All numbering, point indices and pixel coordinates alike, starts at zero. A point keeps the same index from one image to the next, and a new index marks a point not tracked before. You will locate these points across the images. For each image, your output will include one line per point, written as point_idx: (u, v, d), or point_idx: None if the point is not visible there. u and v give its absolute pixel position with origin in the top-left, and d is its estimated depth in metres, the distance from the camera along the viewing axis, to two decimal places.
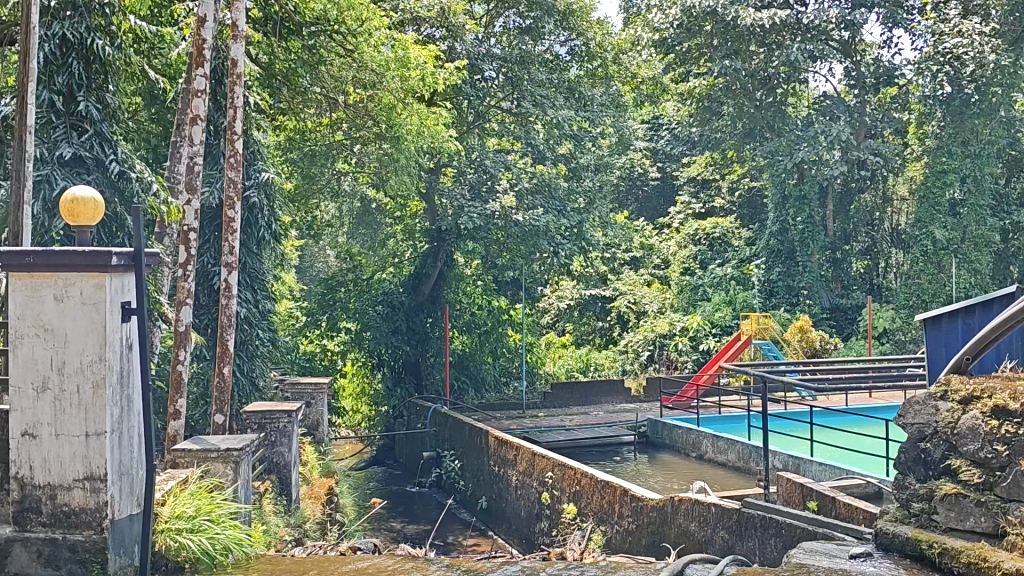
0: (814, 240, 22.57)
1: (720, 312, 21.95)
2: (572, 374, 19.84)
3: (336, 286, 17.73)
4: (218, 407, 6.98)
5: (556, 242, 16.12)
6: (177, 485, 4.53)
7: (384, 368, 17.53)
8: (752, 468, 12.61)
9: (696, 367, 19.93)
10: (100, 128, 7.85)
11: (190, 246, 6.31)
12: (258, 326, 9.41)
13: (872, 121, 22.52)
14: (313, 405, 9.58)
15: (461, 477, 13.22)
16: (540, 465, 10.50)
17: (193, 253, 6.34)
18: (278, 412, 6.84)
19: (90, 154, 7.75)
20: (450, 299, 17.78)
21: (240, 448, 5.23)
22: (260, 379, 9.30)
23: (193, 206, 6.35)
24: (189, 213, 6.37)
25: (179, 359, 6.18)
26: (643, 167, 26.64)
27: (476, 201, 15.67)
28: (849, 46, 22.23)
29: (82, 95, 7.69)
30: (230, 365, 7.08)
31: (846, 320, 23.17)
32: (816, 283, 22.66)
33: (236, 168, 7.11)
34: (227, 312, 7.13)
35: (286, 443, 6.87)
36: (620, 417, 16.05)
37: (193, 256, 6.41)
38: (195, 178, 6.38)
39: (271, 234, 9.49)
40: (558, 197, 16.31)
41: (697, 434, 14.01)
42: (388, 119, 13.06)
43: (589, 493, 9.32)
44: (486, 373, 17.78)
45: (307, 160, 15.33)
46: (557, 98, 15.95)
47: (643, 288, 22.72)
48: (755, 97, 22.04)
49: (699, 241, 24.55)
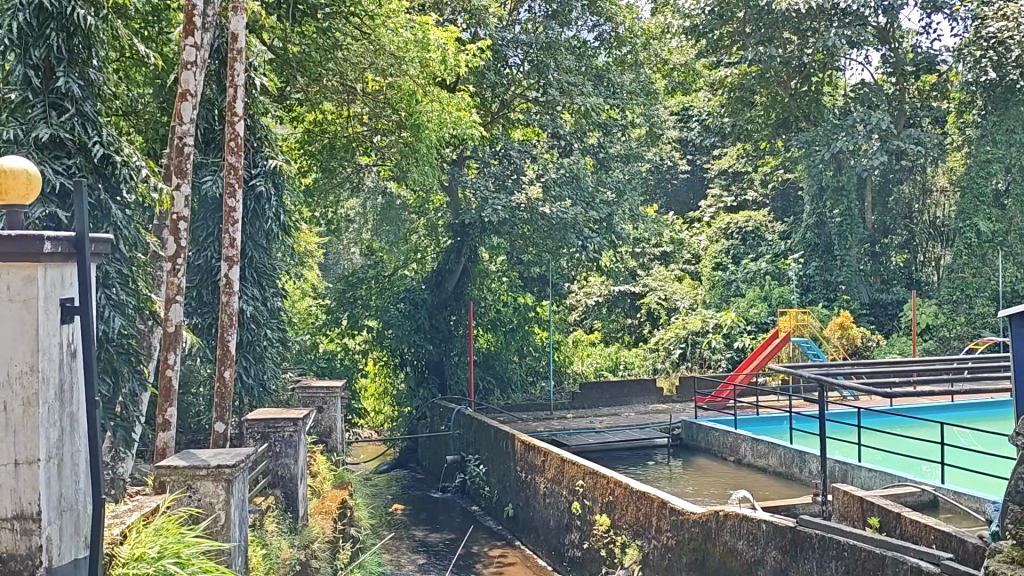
0: (854, 234, 21.69)
1: (755, 308, 20.75)
2: (601, 373, 19.13)
3: (356, 283, 17.11)
4: (219, 415, 6.33)
5: (584, 237, 15.35)
6: (140, 520, 3.87)
7: (406, 367, 16.94)
8: (795, 473, 11.93)
9: (731, 366, 19.17)
10: (84, 107, 6.49)
11: (182, 239, 5.70)
12: (266, 326, 8.81)
13: (911, 109, 21.88)
14: (325, 411, 8.95)
15: (486, 482, 12.58)
16: (569, 472, 9.81)
17: (184, 244, 5.74)
18: (282, 421, 6.16)
19: (71, 135, 6.38)
20: (474, 296, 17.16)
21: (233, 465, 4.62)
22: (270, 381, 8.72)
23: (183, 193, 5.73)
24: (179, 201, 5.75)
25: (169, 363, 5.54)
26: (672, 160, 25.97)
27: (500, 193, 14.98)
28: (887, 33, 21.41)
29: (62, 69, 6.39)
30: (231, 369, 6.40)
31: (886, 316, 22.30)
32: (855, 278, 21.79)
33: (236, 152, 6.41)
34: (229, 310, 6.47)
35: (292, 454, 6.23)
36: (653, 419, 15.32)
37: (184, 248, 5.79)
38: (184, 161, 5.74)
39: (280, 226, 8.84)
40: (586, 188, 15.57)
41: (735, 437, 13.30)
42: (407, 106, 12.39)
43: (623, 503, 8.63)
44: (512, 373, 17.12)
45: (328, 153, 14.81)
46: (586, 85, 15.08)
47: (674, 284, 22.12)
48: (790, 87, 21.48)
49: (731, 235, 23.81)
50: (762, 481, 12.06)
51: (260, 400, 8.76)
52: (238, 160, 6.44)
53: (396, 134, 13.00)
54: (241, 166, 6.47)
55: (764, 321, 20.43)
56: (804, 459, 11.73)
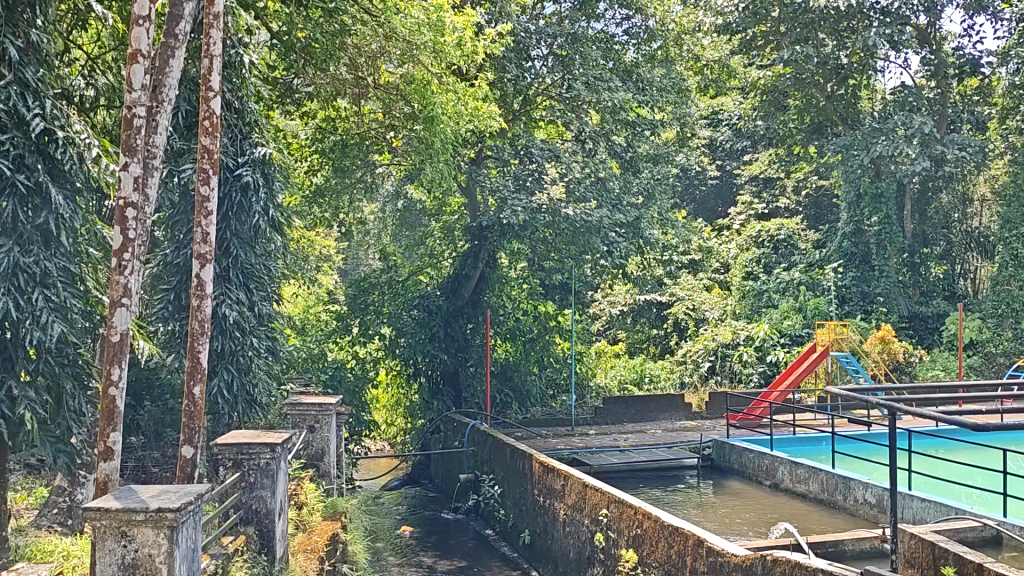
0: (892, 243, 20.55)
1: (789, 320, 19.71)
2: (625, 386, 18.05)
3: (368, 288, 16.03)
4: (186, 437, 5.45)
5: (610, 241, 14.37)
6: None
7: (420, 378, 15.97)
8: (839, 502, 10.94)
9: (763, 381, 18.15)
10: (24, 75, 5.53)
11: (132, 228, 4.89)
12: (253, 333, 7.95)
13: (953, 112, 20.58)
14: (317, 430, 7.93)
15: (501, 505, 11.63)
16: (592, 499, 8.85)
17: (132, 236, 4.91)
18: (258, 446, 5.23)
19: (6, 106, 5.38)
20: (492, 303, 16.20)
21: (175, 510, 3.73)
22: (259, 396, 7.90)
23: (131, 173, 4.93)
24: (126, 184, 4.95)
25: (112, 379, 4.81)
26: (700, 165, 24.95)
27: (520, 193, 13.95)
28: (927, 34, 20.44)
29: None
30: (202, 385, 5.49)
31: (926, 331, 21.21)
32: (893, 289, 20.64)
33: (210, 133, 5.52)
34: (201, 315, 5.54)
35: (269, 486, 5.29)
36: (681, 437, 14.26)
37: (135, 241, 5.00)
38: (134, 136, 4.94)
39: (271, 222, 7.99)
40: (612, 190, 14.62)
41: (772, 459, 12.29)
42: (421, 99, 11.51)
43: (653, 538, 7.67)
44: (532, 385, 16.19)
45: (340, 150, 14.15)
46: (613, 80, 14.13)
47: (703, 294, 21.13)
48: (827, 90, 20.36)
49: (762, 244, 22.68)
50: (803, 509, 11.06)
51: (248, 416, 7.91)
52: (213, 142, 5.55)
53: (409, 128, 12.12)
54: (216, 150, 5.59)
55: (799, 334, 19.36)
56: (849, 486, 10.75)
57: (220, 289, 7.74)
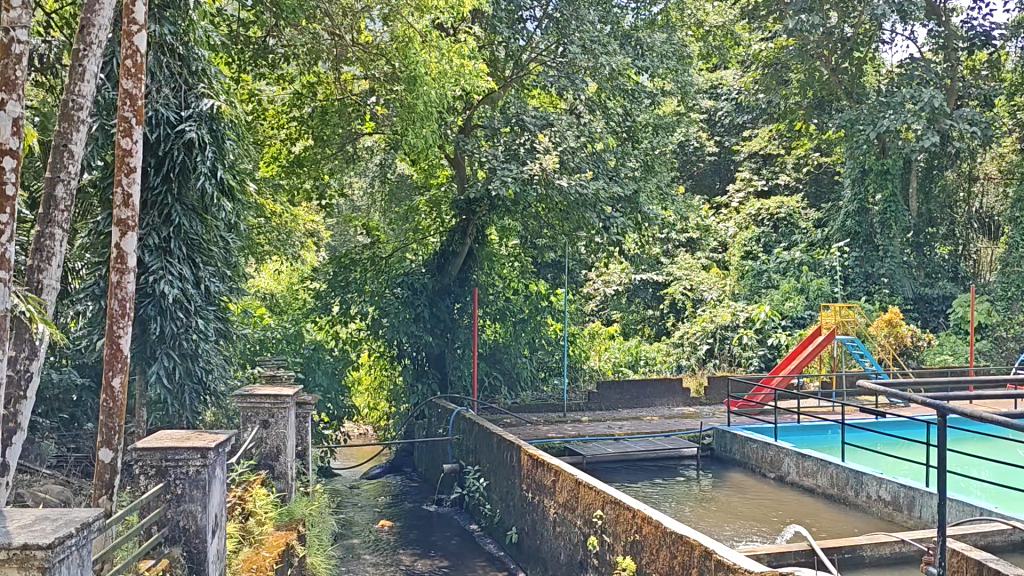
0: (898, 222, 19.70)
1: (791, 301, 18.67)
2: (620, 369, 17.13)
3: (349, 265, 15.09)
4: (104, 439, 4.60)
5: (607, 216, 13.25)
6: None
7: (404, 360, 14.95)
8: (850, 498, 10.13)
9: (763, 365, 17.33)
10: None
11: (10, 182, 3.86)
12: (200, 314, 7.28)
13: (963, 87, 19.66)
14: (272, 426, 7.04)
15: (487, 499, 10.79)
16: (585, 499, 8.00)
17: (9, 192, 3.87)
18: (186, 451, 4.37)
19: None
20: (480, 282, 15.18)
21: (46, 548, 2.86)
22: (202, 372, 7.30)
23: (9, 114, 3.93)
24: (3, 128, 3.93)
25: None
26: (699, 141, 23.99)
27: (511, 162, 12.93)
28: (935, 5, 19.24)
29: None
30: (122, 376, 4.62)
31: (931, 313, 20.31)
32: (899, 270, 19.78)
33: (133, 75, 4.66)
34: (122, 293, 4.68)
35: (199, 499, 4.44)
36: (679, 425, 13.37)
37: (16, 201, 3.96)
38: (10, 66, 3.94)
39: (219, 185, 7.17)
40: (608, 162, 13.69)
41: (776, 451, 11.48)
42: (402, 56, 10.63)
43: (652, 546, 6.79)
44: (522, 369, 15.28)
45: (320, 118, 13.21)
46: (611, 43, 13.15)
47: (702, 274, 20.21)
48: (831, 63, 19.38)
49: (762, 222, 21.82)
50: (811, 505, 10.24)
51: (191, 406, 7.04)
52: (137, 86, 4.69)
53: (391, 91, 11.18)
54: (141, 95, 4.72)
55: (801, 317, 18.39)
56: (860, 481, 9.96)
57: (161, 263, 6.96)
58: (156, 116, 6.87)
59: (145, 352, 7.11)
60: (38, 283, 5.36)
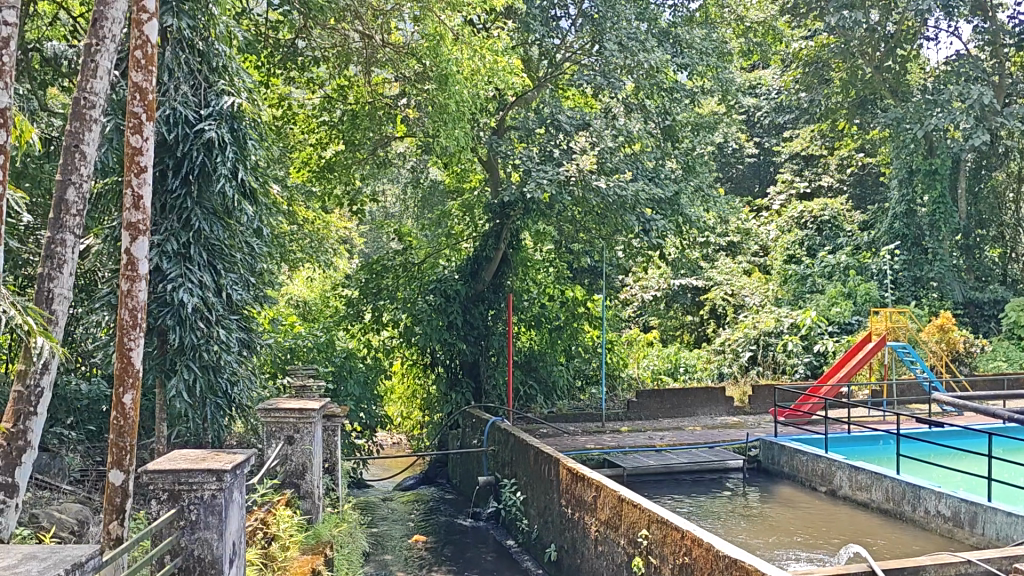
0: (946, 224, 19.02)
1: (837, 307, 18.04)
2: (660, 377, 16.62)
3: (382, 271, 14.74)
4: (114, 460, 4.25)
5: (646, 219, 12.80)
6: None
7: (438, 368, 14.62)
8: (907, 513, 9.60)
9: (809, 372, 16.75)
10: None
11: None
12: (222, 324, 6.97)
13: (1012, 83, 18.95)
14: (297, 442, 6.75)
15: (524, 514, 10.37)
16: (629, 517, 7.55)
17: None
18: (201, 474, 4.00)
19: None
20: (515, 288, 14.77)
21: None
22: (224, 384, 6.99)
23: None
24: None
25: None
26: (738, 142, 23.40)
27: (546, 164, 12.49)
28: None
29: None
30: (133, 392, 4.28)
31: (982, 318, 19.65)
32: (948, 274, 19.06)
33: (144, 67, 4.33)
34: (133, 302, 4.35)
35: (215, 526, 4.05)
36: (723, 436, 12.87)
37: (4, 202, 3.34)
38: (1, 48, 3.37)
39: (241, 187, 6.88)
40: (646, 163, 13.25)
41: (828, 464, 10.96)
42: (433, 54, 10.27)
43: (703, 571, 6.31)
44: (559, 377, 14.88)
45: (351, 122, 12.85)
46: (650, 40, 12.68)
47: (743, 278, 19.67)
48: (874, 61, 18.74)
49: (805, 225, 21.20)
50: (866, 522, 9.70)
51: (209, 421, 6.70)
52: (148, 79, 4.35)
53: (423, 91, 10.81)
54: (152, 89, 4.38)
55: (848, 322, 17.76)
56: (919, 496, 9.42)
57: (180, 270, 6.65)
58: (175, 114, 6.60)
59: (164, 363, 6.83)
60: (49, 292, 5.08)
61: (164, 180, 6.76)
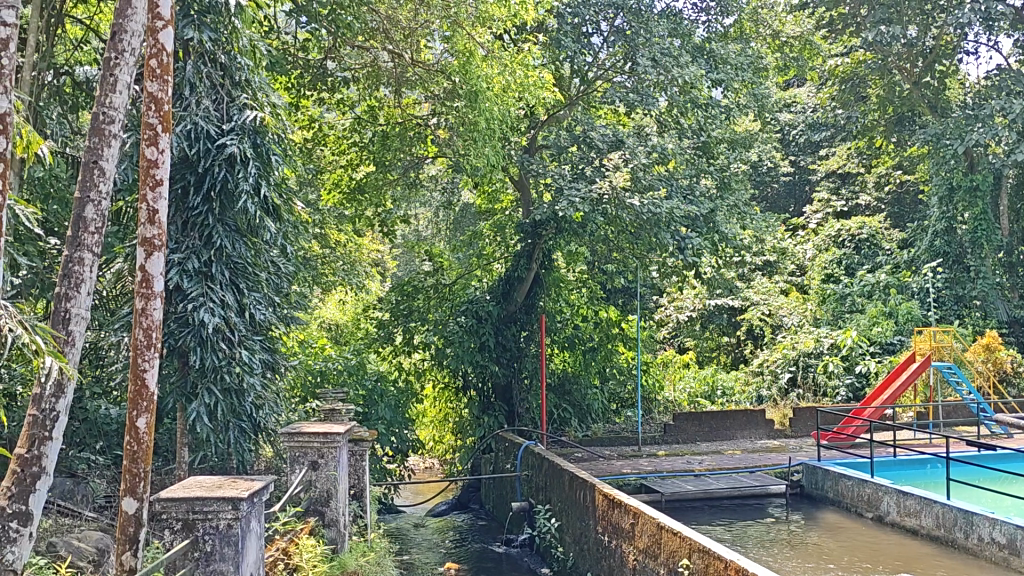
0: (990, 242, 18.42)
1: (879, 326, 17.57)
2: (697, 400, 16.22)
3: (413, 292, 14.53)
4: (127, 486, 4.06)
5: (681, 236, 12.49)
6: None
7: (470, 391, 14.37)
8: (959, 539, 9.16)
9: (851, 394, 16.28)
10: None
11: None
12: (244, 345, 6.80)
13: None
14: (322, 468, 6.56)
15: (558, 541, 10.07)
16: (669, 546, 7.23)
17: None
18: (215, 502, 3.81)
19: None
20: (547, 308, 14.50)
21: None
22: (247, 407, 6.80)
23: None
24: None
25: None
26: (774, 161, 23.03)
27: (578, 182, 12.21)
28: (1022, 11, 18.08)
29: None
30: (147, 415, 4.09)
31: None
32: (992, 292, 18.43)
33: (159, 77, 4.18)
34: (147, 321, 4.17)
35: (231, 556, 3.83)
36: (764, 460, 12.49)
37: None
38: None
39: (264, 203, 6.76)
40: (681, 181, 12.89)
41: (874, 488, 10.55)
42: (461, 70, 10.07)
43: None
44: (593, 400, 14.59)
45: (381, 144, 12.59)
46: (683, 55, 12.42)
47: (780, 298, 19.22)
48: (912, 76, 18.30)
49: (843, 244, 20.72)
50: (915, 549, 9.29)
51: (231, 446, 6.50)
52: (163, 89, 4.21)
53: (452, 108, 10.58)
54: (168, 99, 4.24)
55: (890, 342, 17.26)
56: (971, 522, 8.98)
57: (202, 289, 6.52)
58: (198, 130, 6.50)
59: (186, 386, 6.66)
60: (65, 313, 4.83)
61: (186, 198, 6.65)
